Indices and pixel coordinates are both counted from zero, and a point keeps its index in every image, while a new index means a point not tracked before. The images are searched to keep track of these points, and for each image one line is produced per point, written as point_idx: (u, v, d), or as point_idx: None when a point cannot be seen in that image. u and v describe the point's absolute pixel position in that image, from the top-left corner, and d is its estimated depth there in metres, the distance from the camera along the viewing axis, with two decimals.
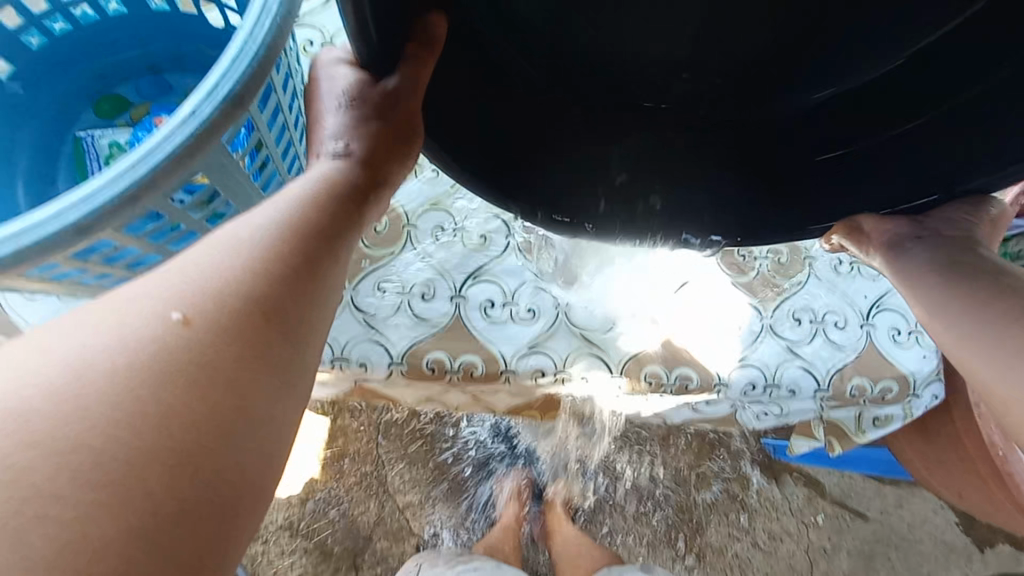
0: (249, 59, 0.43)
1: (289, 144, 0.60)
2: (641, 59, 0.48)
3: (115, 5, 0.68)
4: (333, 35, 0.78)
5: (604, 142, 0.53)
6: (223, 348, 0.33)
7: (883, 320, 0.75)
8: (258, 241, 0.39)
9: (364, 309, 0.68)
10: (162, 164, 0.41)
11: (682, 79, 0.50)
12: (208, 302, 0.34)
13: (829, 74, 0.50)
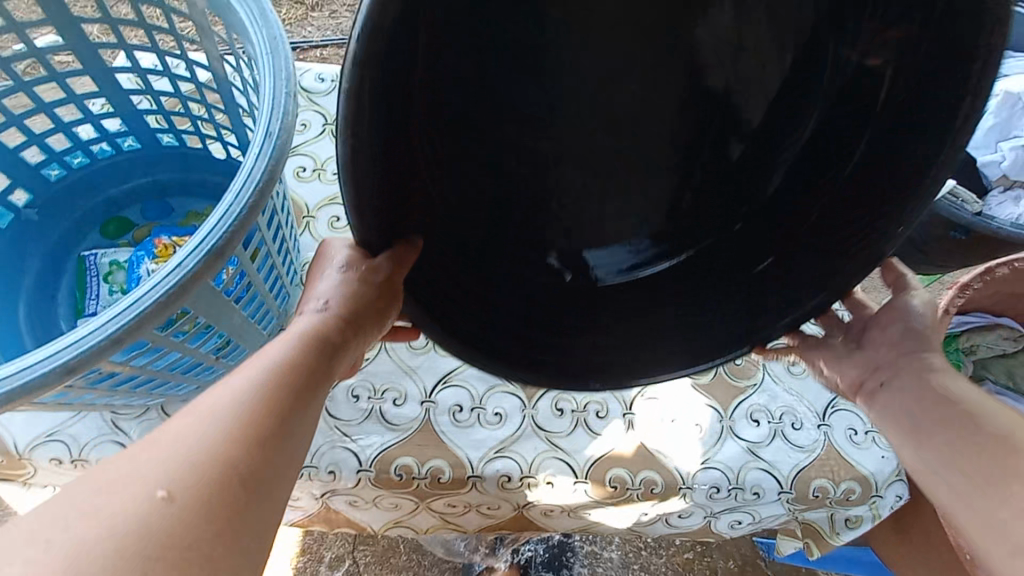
0: (250, 190, 0.42)
1: (272, 266, 0.64)
2: (573, 227, 0.58)
3: (131, 142, 0.79)
4: (323, 162, 0.89)
5: (550, 303, 0.59)
6: (201, 529, 0.32)
7: (839, 420, 0.78)
8: (241, 410, 0.39)
9: (336, 416, 0.72)
10: (148, 307, 0.39)
11: (603, 238, 0.60)
12: (192, 476, 0.34)
13: (726, 225, 0.59)
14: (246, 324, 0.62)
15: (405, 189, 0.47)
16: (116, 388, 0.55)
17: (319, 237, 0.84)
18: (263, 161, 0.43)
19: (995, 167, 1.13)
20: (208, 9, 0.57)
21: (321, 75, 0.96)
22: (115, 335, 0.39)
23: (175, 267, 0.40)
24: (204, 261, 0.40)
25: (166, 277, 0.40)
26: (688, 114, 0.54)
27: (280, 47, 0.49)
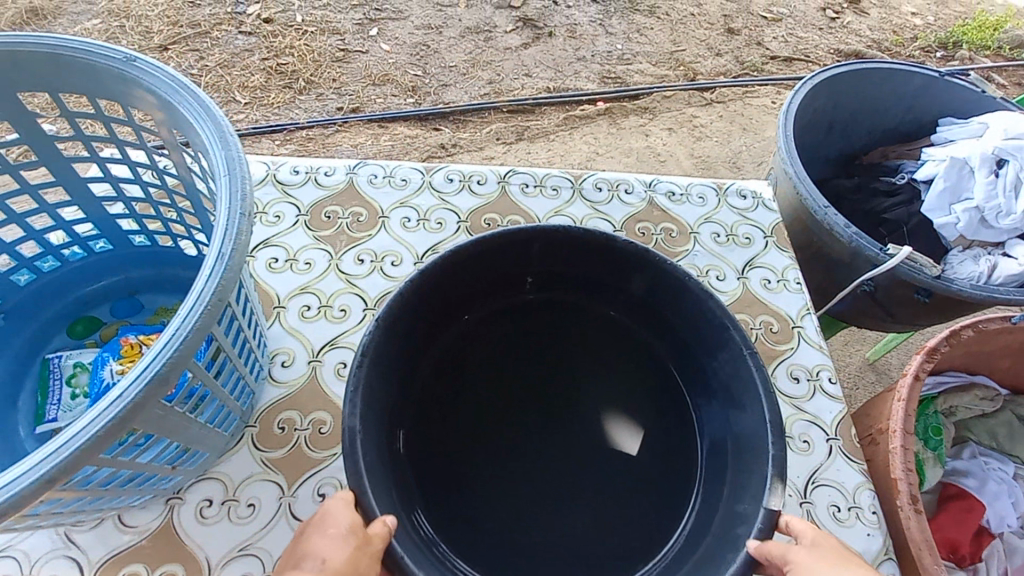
0: (198, 312, 0.44)
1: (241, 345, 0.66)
2: (534, 434, 0.75)
3: (103, 244, 0.81)
4: (296, 252, 0.91)
5: (510, 500, 0.70)
6: None
7: (821, 497, 0.76)
8: None
9: (302, 517, 0.70)
10: (84, 446, 0.39)
11: (574, 423, 0.76)
12: None
13: (651, 423, 0.76)
14: (201, 429, 0.62)
15: (420, 424, 0.72)
16: (62, 510, 0.52)
17: (289, 327, 0.84)
18: (211, 282, 0.45)
19: (952, 228, 1.17)
20: (174, 127, 0.60)
21: (296, 168, 1.00)
22: (50, 477, 0.38)
23: (116, 396, 0.40)
24: (146, 388, 0.40)
25: (106, 408, 0.40)
26: (590, 365, 0.79)
27: (237, 168, 0.52)
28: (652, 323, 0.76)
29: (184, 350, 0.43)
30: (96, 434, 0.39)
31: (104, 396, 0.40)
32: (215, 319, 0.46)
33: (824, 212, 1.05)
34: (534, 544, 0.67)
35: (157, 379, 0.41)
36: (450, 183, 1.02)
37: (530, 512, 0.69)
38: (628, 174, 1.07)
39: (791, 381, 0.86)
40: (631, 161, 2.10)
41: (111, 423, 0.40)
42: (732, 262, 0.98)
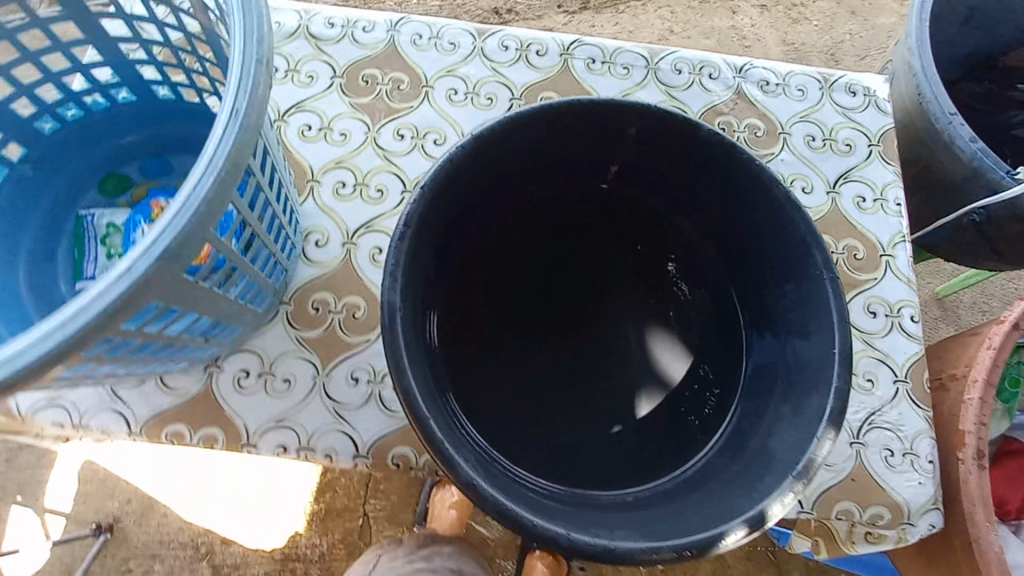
0: (211, 180, 0.38)
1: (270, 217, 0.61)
2: (569, 331, 0.71)
3: (125, 94, 0.74)
4: (330, 120, 0.82)
5: (546, 397, 0.69)
6: None
7: (875, 439, 0.71)
8: None
9: (335, 398, 0.70)
10: (92, 322, 0.35)
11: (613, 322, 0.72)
12: None
13: (695, 331, 0.71)
14: (231, 305, 0.59)
15: (457, 313, 0.68)
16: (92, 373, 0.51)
17: (323, 205, 0.78)
18: (224, 145, 0.38)
19: None
20: None
21: (331, 20, 0.88)
22: (61, 352, 0.34)
23: (123, 269, 0.35)
24: (156, 263, 0.35)
25: (113, 280, 0.35)
26: (636, 268, 0.73)
27: (253, 3, 0.43)
28: (716, 234, 0.68)
29: (198, 222, 0.37)
30: (105, 310, 0.35)
31: (112, 267, 0.36)
32: (232, 189, 0.40)
33: (949, 121, 0.87)
34: (562, 435, 0.67)
35: (168, 255, 0.36)
36: (505, 51, 0.88)
37: (556, 407, 0.69)
38: (715, 54, 0.90)
39: (866, 315, 0.77)
40: (710, 44, 1.82)
41: (120, 299, 0.35)
42: (824, 173, 0.84)
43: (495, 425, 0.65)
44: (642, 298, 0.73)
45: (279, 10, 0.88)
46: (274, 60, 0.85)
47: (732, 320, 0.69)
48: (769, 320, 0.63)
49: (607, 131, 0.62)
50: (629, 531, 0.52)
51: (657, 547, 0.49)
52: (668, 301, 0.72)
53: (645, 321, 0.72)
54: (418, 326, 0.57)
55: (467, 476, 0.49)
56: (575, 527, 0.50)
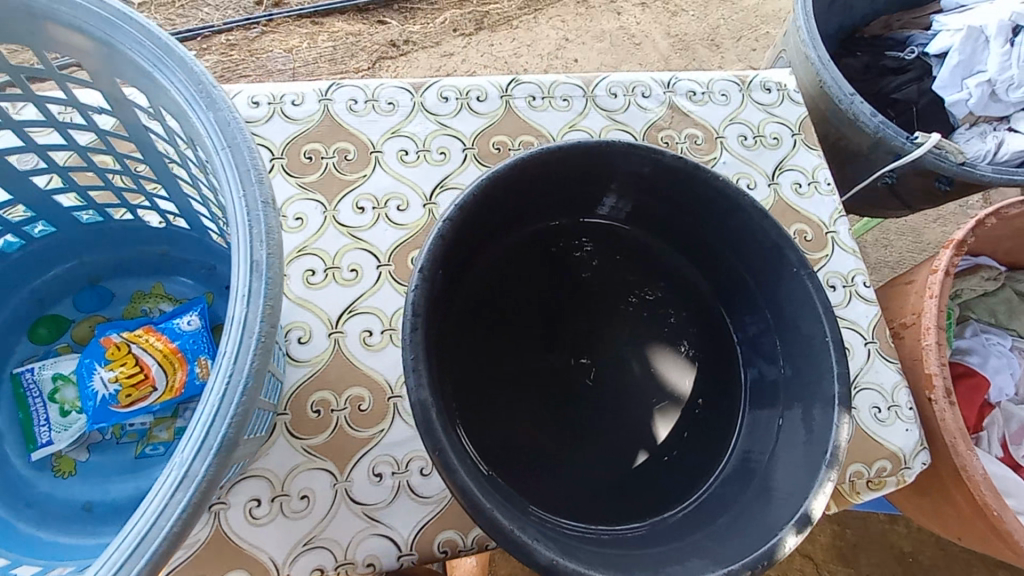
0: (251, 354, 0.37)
1: None
2: (569, 360, 0.73)
3: (42, 227, 0.66)
4: (281, 207, 0.77)
5: (576, 439, 0.69)
6: None
7: (864, 400, 0.79)
8: None
9: (363, 500, 0.66)
10: (162, 549, 0.33)
11: (608, 341, 0.74)
12: None
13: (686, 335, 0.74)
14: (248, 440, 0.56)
15: (460, 368, 0.68)
16: None
17: (297, 298, 0.73)
18: (256, 318, 0.37)
19: (963, 105, 1.12)
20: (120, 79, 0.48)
21: (254, 98, 0.82)
22: None
23: (184, 476, 0.34)
24: (215, 462, 0.34)
25: (172, 483, 0.34)
26: (618, 286, 0.76)
27: (240, 144, 0.40)
28: (692, 246, 0.72)
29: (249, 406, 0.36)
30: (175, 523, 0.33)
31: (167, 476, 0.35)
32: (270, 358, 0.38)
33: (850, 101, 0.98)
34: (580, 469, 0.67)
35: (224, 452, 0.35)
36: (446, 103, 0.86)
37: (574, 443, 0.69)
38: (642, 72, 0.94)
39: (828, 290, 0.85)
40: (605, 47, 1.91)
41: (186, 508, 0.34)
42: (761, 167, 0.91)
43: (530, 482, 0.65)
44: (630, 313, 0.76)
45: None
46: None
47: (719, 321, 0.73)
48: (760, 320, 0.67)
49: (578, 169, 0.64)
50: (692, 555, 0.55)
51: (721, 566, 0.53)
52: (653, 312, 0.75)
53: (636, 337, 0.75)
54: (444, 403, 0.55)
55: (545, 559, 0.48)
56: None
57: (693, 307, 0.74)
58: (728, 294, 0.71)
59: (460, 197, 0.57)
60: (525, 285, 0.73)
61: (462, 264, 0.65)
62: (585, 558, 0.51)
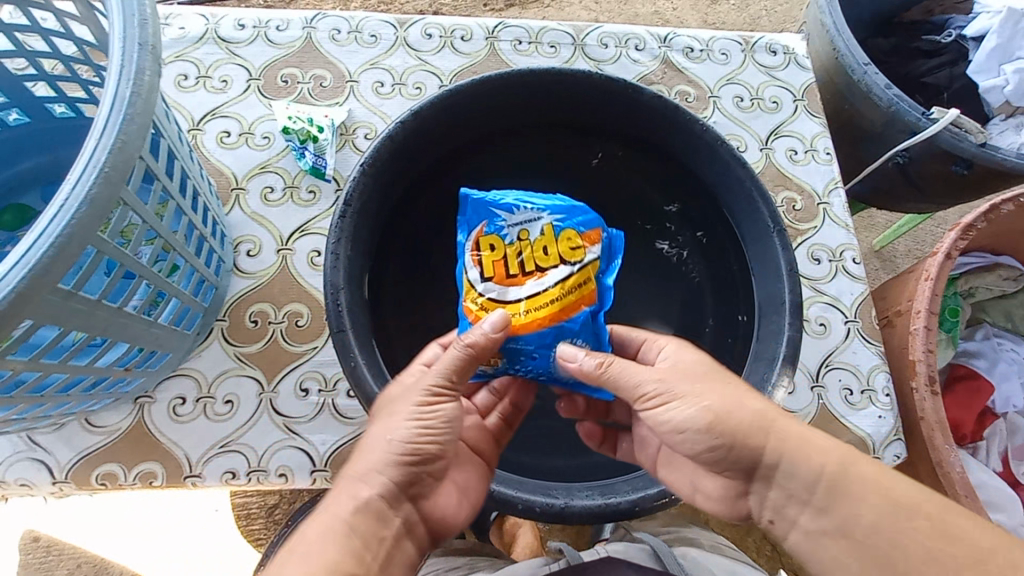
0: (89, 186, 0.34)
1: (190, 227, 0.55)
2: None
3: (16, 115, 0.65)
4: (250, 124, 0.78)
5: None
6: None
7: (834, 379, 0.73)
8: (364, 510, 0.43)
9: (284, 412, 0.65)
10: None
11: None
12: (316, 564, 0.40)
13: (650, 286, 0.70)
14: (158, 331, 0.55)
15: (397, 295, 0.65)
16: None
17: (251, 212, 0.74)
18: (99, 150, 0.34)
19: (998, 92, 1.03)
20: None
21: (240, 22, 0.83)
22: None
23: None
24: (31, 288, 0.32)
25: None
26: (587, 225, 0.72)
27: None
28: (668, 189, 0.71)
29: (76, 238, 0.33)
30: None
31: None
32: (118, 195, 0.35)
33: (864, 71, 0.89)
34: None
35: (40, 278, 0.33)
36: (429, 40, 0.86)
37: None
38: (638, 26, 0.90)
39: (811, 263, 0.79)
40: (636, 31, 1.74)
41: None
42: (755, 131, 0.85)
43: None
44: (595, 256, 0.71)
45: (184, 14, 0.83)
46: (183, 66, 0.80)
47: (686, 277, 0.70)
48: (721, 272, 0.69)
49: (558, 95, 0.66)
50: (587, 491, 0.53)
51: (611, 505, 0.51)
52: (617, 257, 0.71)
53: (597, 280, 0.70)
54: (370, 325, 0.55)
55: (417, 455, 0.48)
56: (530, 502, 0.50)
57: (656, 259, 0.71)
58: (697, 245, 0.70)
59: (417, 104, 0.60)
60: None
61: (417, 178, 0.67)
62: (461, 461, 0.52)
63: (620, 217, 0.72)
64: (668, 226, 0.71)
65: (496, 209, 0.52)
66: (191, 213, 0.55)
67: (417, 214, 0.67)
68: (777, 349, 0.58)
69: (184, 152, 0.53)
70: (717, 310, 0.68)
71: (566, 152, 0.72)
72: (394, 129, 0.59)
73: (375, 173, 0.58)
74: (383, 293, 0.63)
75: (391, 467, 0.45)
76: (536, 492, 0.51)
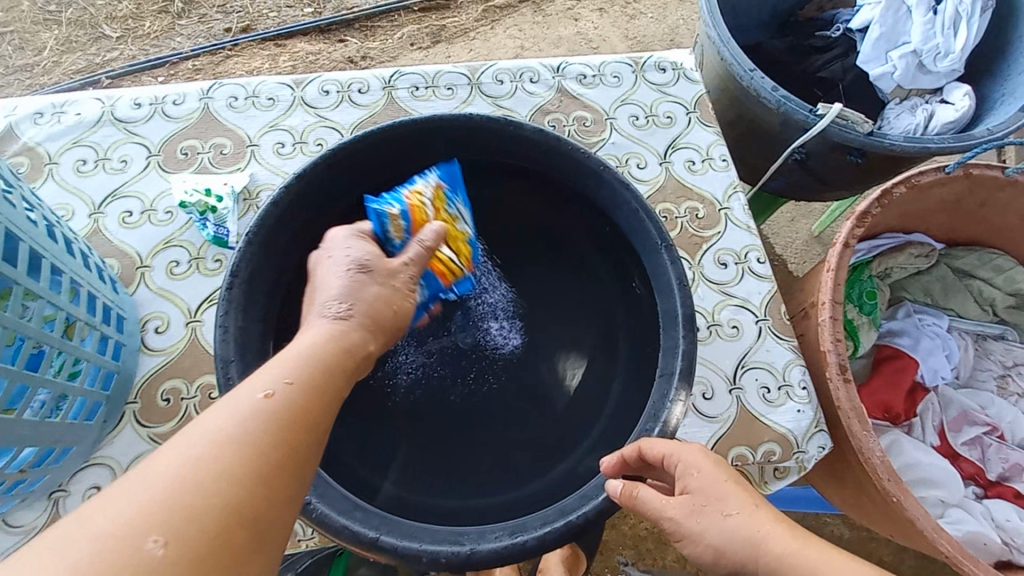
0: None
1: (69, 320, 0.55)
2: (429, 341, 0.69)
3: None
4: (152, 201, 0.78)
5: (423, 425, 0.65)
6: (255, 432, 0.36)
7: (751, 380, 0.74)
8: (299, 370, 0.40)
9: None
10: None
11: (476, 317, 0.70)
12: (256, 403, 0.37)
13: (569, 302, 0.72)
14: (50, 426, 0.54)
15: None
16: None
17: (158, 289, 0.74)
18: None
19: (888, 78, 1.07)
20: None
21: (137, 100, 0.84)
22: None
23: None
24: None
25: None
26: (498, 252, 0.74)
27: None
28: (569, 213, 0.73)
29: None
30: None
31: None
32: None
33: (751, 77, 0.93)
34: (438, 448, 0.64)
35: None
36: (327, 96, 0.87)
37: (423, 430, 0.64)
38: (532, 59, 0.93)
39: (718, 268, 0.81)
40: (562, 53, 1.78)
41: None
42: (653, 146, 0.88)
43: (363, 471, 0.61)
44: (509, 278, 0.73)
45: (78, 100, 0.83)
46: (80, 151, 0.81)
47: (599, 291, 0.71)
48: (627, 290, 0.70)
49: (440, 137, 0.68)
50: (498, 533, 0.53)
51: (517, 544, 0.51)
52: (531, 279, 0.73)
53: (511, 307, 0.71)
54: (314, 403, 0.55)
55: (319, 513, 0.50)
56: (431, 545, 0.51)
57: (573, 276, 0.73)
58: (604, 265, 0.72)
59: (301, 168, 0.62)
60: None
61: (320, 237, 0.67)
62: (367, 520, 0.52)
63: (529, 248, 0.74)
64: (577, 245, 0.73)
65: (462, 195, 0.67)
66: (68, 304, 0.54)
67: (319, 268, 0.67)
68: (674, 364, 0.59)
69: (54, 248, 0.53)
70: (629, 326, 0.69)
71: (469, 193, 0.74)
72: (278, 195, 0.60)
73: (262, 241, 0.59)
74: None
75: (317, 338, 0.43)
76: (443, 542, 0.51)
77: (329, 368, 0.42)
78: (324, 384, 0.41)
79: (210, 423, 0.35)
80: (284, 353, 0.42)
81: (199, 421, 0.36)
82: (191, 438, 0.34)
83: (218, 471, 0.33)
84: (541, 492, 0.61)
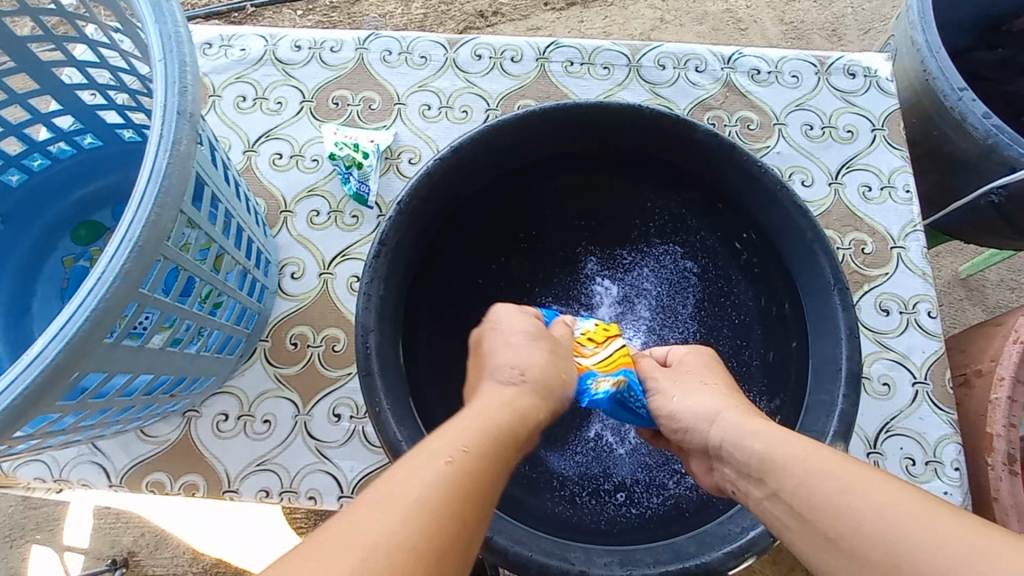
0: (126, 256, 0.35)
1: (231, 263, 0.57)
2: None
3: (90, 139, 0.70)
4: (302, 147, 0.80)
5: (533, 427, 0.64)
6: (438, 506, 0.34)
7: (894, 447, 0.67)
8: (472, 440, 0.40)
9: (318, 436, 0.67)
10: None
11: (605, 293, 0.70)
12: (436, 469, 0.36)
13: (715, 288, 0.68)
14: (204, 359, 0.57)
15: (443, 309, 0.66)
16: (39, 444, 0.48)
17: (298, 235, 0.76)
18: (136, 226, 0.35)
19: None
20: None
21: (297, 43, 0.85)
22: None
23: (32, 355, 0.33)
24: (64, 354, 0.33)
25: (22, 371, 0.33)
26: (636, 236, 0.70)
27: (176, 50, 0.39)
28: (713, 213, 0.68)
29: (107, 309, 0.35)
30: (10, 405, 0.32)
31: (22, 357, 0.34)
32: (152, 262, 0.37)
33: (958, 97, 0.79)
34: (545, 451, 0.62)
35: (76, 348, 0.34)
36: (478, 61, 0.84)
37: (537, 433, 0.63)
38: (699, 45, 0.84)
39: (879, 314, 0.71)
40: (704, 30, 1.62)
41: (29, 391, 0.33)
42: (824, 163, 0.78)
43: None
44: (642, 263, 0.70)
45: (245, 36, 0.85)
46: (241, 87, 0.83)
47: (737, 294, 0.67)
48: (768, 305, 0.65)
49: (597, 124, 0.63)
50: (607, 558, 0.50)
51: None
52: (667, 268, 0.69)
53: (644, 290, 0.69)
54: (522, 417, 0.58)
55: None
56: (542, 552, 0.49)
57: (713, 271, 0.69)
58: (744, 275, 0.67)
59: (456, 141, 0.58)
60: (520, 232, 0.70)
61: (463, 209, 0.66)
62: None
63: (666, 240, 0.70)
64: (717, 246, 0.69)
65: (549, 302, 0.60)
66: (233, 247, 0.56)
67: (455, 230, 0.66)
68: (828, 423, 0.53)
69: (230, 194, 0.54)
70: (762, 346, 0.65)
71: (610, 185, 0.71)
72: (432, 166, 0.57)
73: (413, 211, 0.57)
74: (418, 321, 0.63)
75: (497, 413, 0.44)
76: (553, 556, 0.49)
77: (502, 431, 0.42)
78: (492, 453, 0.40)
79: (396, 493, 0.34)
80: (463, 417, 0.43)
81: (384, 482, 0.35)
82: (375, 501, 0.33)
83: (396, 536, 0.31)
84: (643, 527, 0.58)
